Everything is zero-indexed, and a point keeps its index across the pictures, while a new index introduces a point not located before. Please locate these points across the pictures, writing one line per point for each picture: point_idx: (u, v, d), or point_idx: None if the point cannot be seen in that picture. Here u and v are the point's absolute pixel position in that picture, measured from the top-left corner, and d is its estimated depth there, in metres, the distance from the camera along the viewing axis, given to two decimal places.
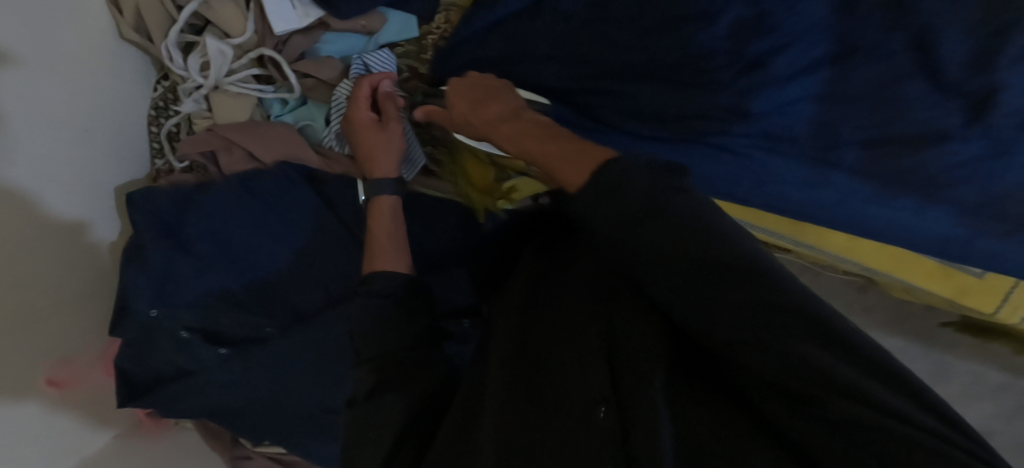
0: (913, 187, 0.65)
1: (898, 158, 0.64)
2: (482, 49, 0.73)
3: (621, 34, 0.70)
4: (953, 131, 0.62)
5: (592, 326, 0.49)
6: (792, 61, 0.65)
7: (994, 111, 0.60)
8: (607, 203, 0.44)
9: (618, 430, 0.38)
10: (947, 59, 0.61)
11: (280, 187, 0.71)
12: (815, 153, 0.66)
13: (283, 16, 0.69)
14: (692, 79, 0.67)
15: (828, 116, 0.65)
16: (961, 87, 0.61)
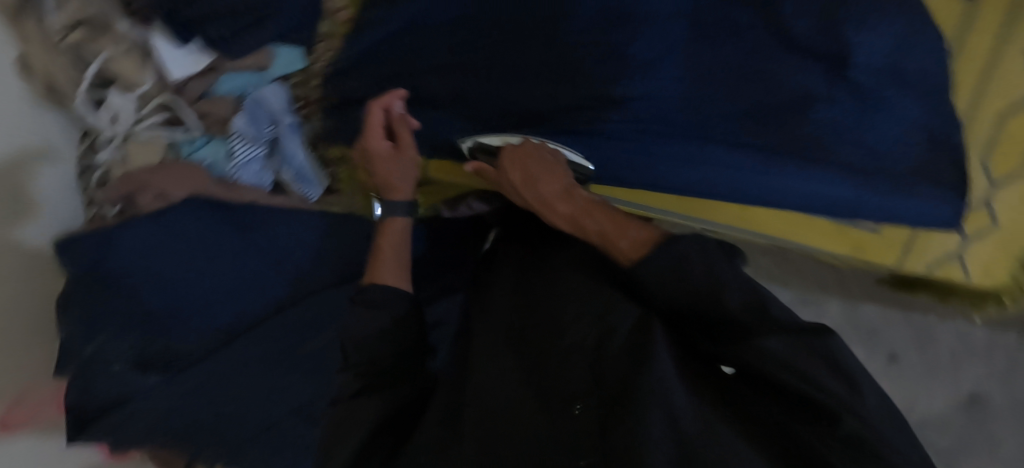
0: (791, 152, 0.73)
1: (772, 124, 0.73)
2: (360, 69, 0.76)
3: (490, 39, 0.75)
4: (818, 92, 0.71)
5: (588, 328, 0.56)
6: (653, 45, 0.71)
7: (850, 69, 0.68)
8: (674, 274, 0.54)
9: (591, 420, 0.48)
10: (795, 26, 0.68)
11: (192, 217, 0.79)
12: (688, 128, 0.75)
13: (177, 63, 0.75)
14: (566, 73, 0.73)
15: (699, 92, 0.73)
16: (814, 49, 0.69)
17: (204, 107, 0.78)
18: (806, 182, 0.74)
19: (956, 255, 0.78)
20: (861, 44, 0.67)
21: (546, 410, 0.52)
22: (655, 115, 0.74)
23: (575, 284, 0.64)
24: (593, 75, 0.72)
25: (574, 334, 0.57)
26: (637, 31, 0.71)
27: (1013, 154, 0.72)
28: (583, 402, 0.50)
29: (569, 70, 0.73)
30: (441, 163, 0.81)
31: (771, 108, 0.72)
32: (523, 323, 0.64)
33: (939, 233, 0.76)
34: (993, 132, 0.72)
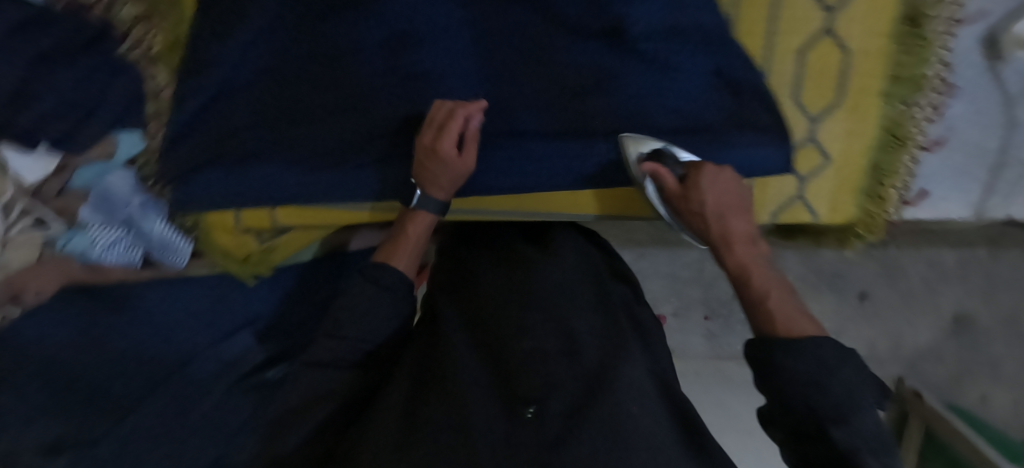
0: (605, 128, 0.73)
1: (579, 105, 0.74)
2: (195, 136, 0.80)
3: (299, 86, 0.78)
4: (613, 66, 0.72)
5: (545, 338, 0.64)
6: (440, 60, 0.74)
7: (629, 38, 0.70)
8: (810, 363, 0.54)
9: (547, 430, 0.54)
10: (567, 13, 0.71)
11: (67, 309, 0.79)
12: (497, 128, 0.75)
13: (27, 168, 0.80)
14: (371, 102, 0.76)
15: (498, 93, 0.75)
16: (593, 29, 0.71)
17: (61, 204, 0.83)
18: (630, 154, 0.74)
19: (801, 198, 0.75)
20: (632, 13, 0.69)
21: (507, 408, 0.57)
22: None
23: (538, 295, 0.71)
24: (394, 100, 0.76)
25: (533, 342, 0.64)
26: (426, 52, 0.74)
27: (826, 86, 0.71)
28: (536, 408, 0.57)
29: (372, 99, 0.76)
30: (287, 208, 0.84)
31: (571, 93, 0.74)
32: (481, 322, 0.70)
33: (774, 180, 0.74)
34: (797, 70, 0.71)
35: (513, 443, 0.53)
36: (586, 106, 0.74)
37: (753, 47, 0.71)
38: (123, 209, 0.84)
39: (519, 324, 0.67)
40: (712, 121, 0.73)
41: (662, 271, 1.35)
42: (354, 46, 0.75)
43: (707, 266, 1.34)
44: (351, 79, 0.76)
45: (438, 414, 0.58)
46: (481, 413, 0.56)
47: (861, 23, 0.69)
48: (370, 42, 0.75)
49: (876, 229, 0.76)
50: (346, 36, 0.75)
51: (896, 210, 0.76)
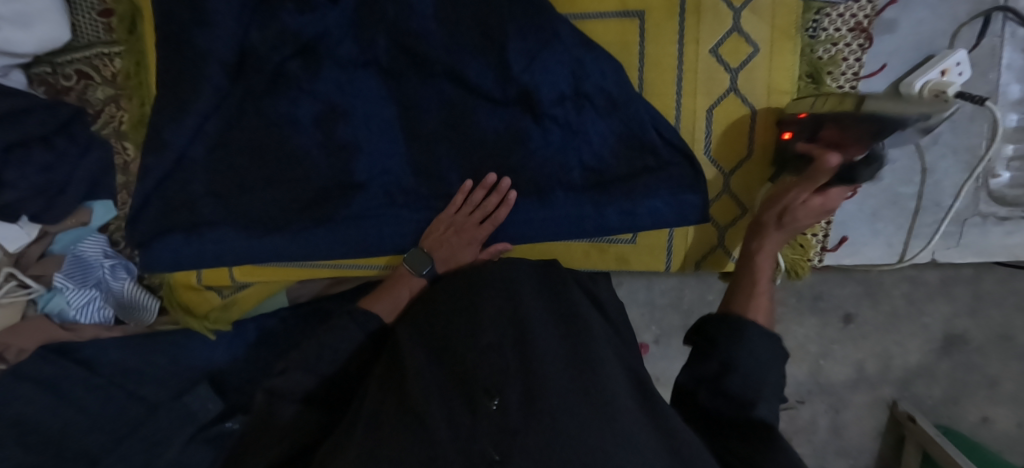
0: (521, 185, 0.79)
1: (499, 163, 0.79)
2: (150, 206, 0.86)
3: (238, 155, 0.83)
4: (528, 128, 0.78)
5: (501, 333, 0.64)
6: (370, 130, 0.81)
7: (540, 103, 0.77)
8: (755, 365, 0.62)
9: (503, 417, 0.52)
10: (477, 84, 0.77)
11: (41, 366, 0.87)
12: (425, 188, 0.82)
13: (12, 237, 0.88)
14: (305, 170, 0.82)
15: (421, 159, 0.81)
16: (505, 96, 0.78)
17: (39, 268, 0.91)
18: (548, 210, 0.79)
19: (721, 247, 0.81)
20: (537, 81, 0.74)
21: (465, 400, 0.55)
22: (395, 185, 0.82)
23: (493, 293, 0.70)
24: (327, 167, 0.82)
25: (489, 335, 0.63)
26: (355, 124, 0.80)
27: (735, 143, 0.77)
28: (499, 397, 0.55)
29: (309, 165, 0.82)
30: (244, 267, 0.90)
31: (486, 154, 0.79)
32: (441, 323, 0.69)
33: (692, 231, 0.80)
34: (707, 127, 0.77)
35: (475, 431, 0.51)
36: (503, 167, 0.79)
37: (661, 105, 0.77)
38: (96, 272, 0.91)
39: (476, 322, 0.66)
40: (620, 174, 0.78)
41: (638, 299, 1.36)
42: (291, 118, 0.81)
43: (683, 292, 1.34)
44: (287, 149, 0.82)
45: (401, 409, 0.57)
46: (445, 407, 0.55)
47: (761, 84, 0.76)
48: (304, 114, 0.81)
49: (801, 275, 0.77)
50: (281, 112, 0.81)
51: (817, 256, 0.78)
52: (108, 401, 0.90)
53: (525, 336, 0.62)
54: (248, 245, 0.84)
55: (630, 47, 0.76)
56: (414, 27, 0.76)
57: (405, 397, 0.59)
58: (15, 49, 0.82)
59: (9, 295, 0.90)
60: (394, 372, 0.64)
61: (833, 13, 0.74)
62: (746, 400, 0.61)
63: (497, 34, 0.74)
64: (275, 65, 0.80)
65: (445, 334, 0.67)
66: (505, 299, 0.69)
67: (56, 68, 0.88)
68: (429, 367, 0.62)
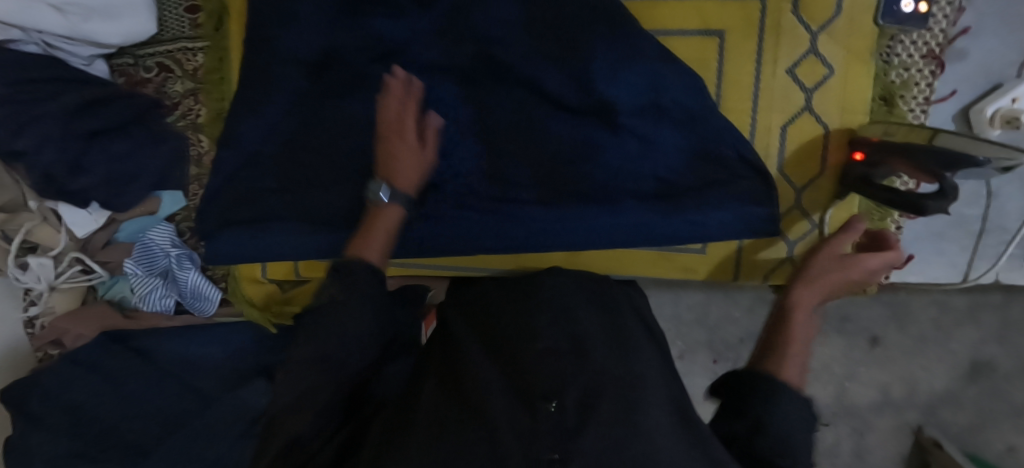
0: (590, 196, 0.80)
1: (570, 173, 0.80)
2: (220, 196, 0.87)
3: (310, 153, 0.84)
4: (601, 139, 0.78)
5: (557, 338, 0.62)
6: (447, 134, 0.82)
7: (619, 115, 0.76)
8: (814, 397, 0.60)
9: (562, 422, 0.50)
10: (555, 94, 0.77)
11: (102, 353, 0.89)
12: (495, 195, 0.81)
13: (80, 223, 0.89)
14: (377, 171, 0.82)
15: (494, 166, 0.81)
16: (580, 107, 0.78)
17: (106, 255, 0.92)
18: (615, 220, 0.80)
19: (789, 261, 0.82)
20: (617, 94, 0.74)
21: (522, 402, 0.54)
22: (466, 190, 0.82)
23: (547, 300, 0.69)
24: None
25: (546, 340, 0.61)
26: None
27: (808, 160, 0.79)
28: (558, 401, 0.53)
29: (383, 165, 0.82)
30: (309, 262, 0.91)
31: (559, 162, 0.80)
32: (494, 327, 0.68)
33: (763, 244, 0.81)
34: (782, 144, 0.79)
35: (534, 433, 0.50)
36: (577, 175, 0.80)
37: (736, 120, 0.79)
38: (162, 261, 0.92)
39: (530, 325, 0.65)
40: (691, 189, 0.79)
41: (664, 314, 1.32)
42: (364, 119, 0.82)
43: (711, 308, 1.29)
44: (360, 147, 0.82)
45: (457, 409, 0.56)
46: (502, 409, 0.53)
47: (836, 105, 0.78)
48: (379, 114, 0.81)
49: (868, 291, 0.81)
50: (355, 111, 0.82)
51: (884, 273, 0.81)
52: (157, 391, 0.89)
53: (579, 341, 0.61)
54: (318, 240, 0.85)
55: (710, 64, 0.79)
56: (496, 35, 0.77)
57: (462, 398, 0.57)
58: (101, 40, 0.84)
59: (71, 280, 0.92)
60: (448, 374, 0.63)
61: (907, 40, 0.76)
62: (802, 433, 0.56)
63: (579, 46, 0.75)
64: (359, 68, 0.81)
65: (498, 338, 0.65)
66: (559, 306, 0.67)
67: (138, 60, 0.90)
68: (482, 367, 0.61)
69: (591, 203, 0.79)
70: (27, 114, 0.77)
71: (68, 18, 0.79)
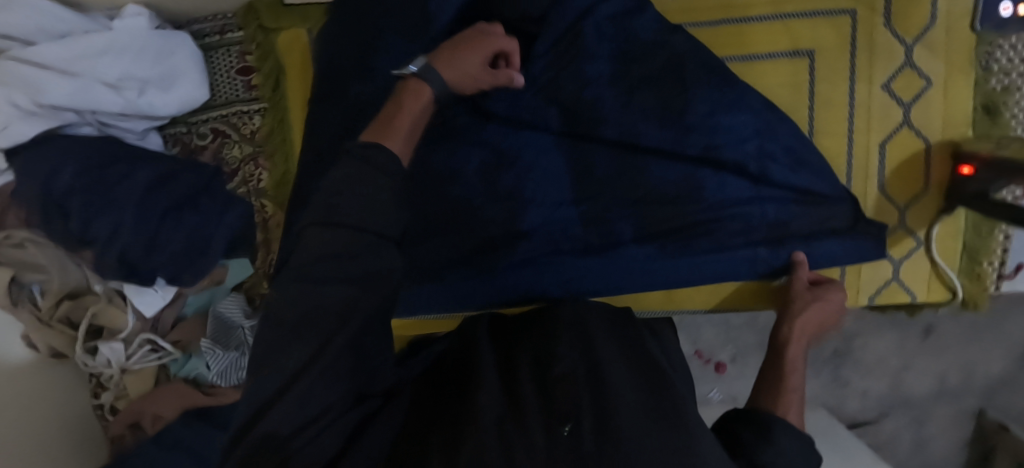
0: (692, 235, 0.75)
1: (668, 212, 0.76)
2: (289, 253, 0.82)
3: None
4: (699, 174, 0.74)
5: (574, 361, 0.61)
6: (538, 180, 0.78)
7: (719, 151, 0.72)
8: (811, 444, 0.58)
9: (577, 445, 0.51)
10: (647, 136, 0.73)
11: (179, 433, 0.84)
12: (595, 238, 0.78)
13: (148, 302, 0.85)
14: (467, 224, 0.79)
15: (588, 211, 0.78)
16: (678, 144, 0.73)
17: (179, 333, 0.88)
18: (724, 255, 0.76)
19: (895, 281, 0.81)
20: (718, 136, 0.72)
21: (545, 424, 0.54)
22: (559, 237, 0.79)
23: (566, 323, 0.68)
24: (487, 220, 0.78)
25: (562, 364, 0.60)
26: (522, 174, 0.78)
27: (912, 178, 0.78)
28: (572, 424, 0.53)
29: (475, 216, 0.78)
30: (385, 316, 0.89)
31: (652, 189, 0.76)
32: (512, 348, 0.67)
33: (867, 266, 0.81)
34: (882, 162, 0.78)
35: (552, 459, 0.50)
36: (677, 206, 0.75)
37: (834, 142, 0.77)
38: (237, 333, 0.89)
39: (549, 350, 0.63)
40: (802, 219, 0.75)
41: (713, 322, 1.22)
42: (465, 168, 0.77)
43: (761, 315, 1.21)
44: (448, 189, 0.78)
45: (470, 422, 0.54)
46: (525, 430, 0.53)
47: (936, 119, 0.76)
48: (459, 162, 0.78)
49: (980, 305, 0.81)
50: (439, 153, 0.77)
51: (994, 284, 0.80)
52: None
53: (598, 365, 0.60)
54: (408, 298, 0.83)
55: (802, 87, 0.76)
56: (583, 71, 0.73)
57: (473, 415, 0.55)
58: (157, 112, 0.80)
59: (142, 361, 0.88)
60: (463, 388, 0.60)
61: (1007, 45, 0.73)
62: None
63: (668, 86, 0.72)
64: (443, 118, 0.77)
65: (511, 360, 0.64)
66: (579, 331, 0.65)
67: (191, 127, 0.86)
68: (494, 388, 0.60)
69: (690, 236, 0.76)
70: (101, 200, 0.75)
71: (124, 94, 0.76)
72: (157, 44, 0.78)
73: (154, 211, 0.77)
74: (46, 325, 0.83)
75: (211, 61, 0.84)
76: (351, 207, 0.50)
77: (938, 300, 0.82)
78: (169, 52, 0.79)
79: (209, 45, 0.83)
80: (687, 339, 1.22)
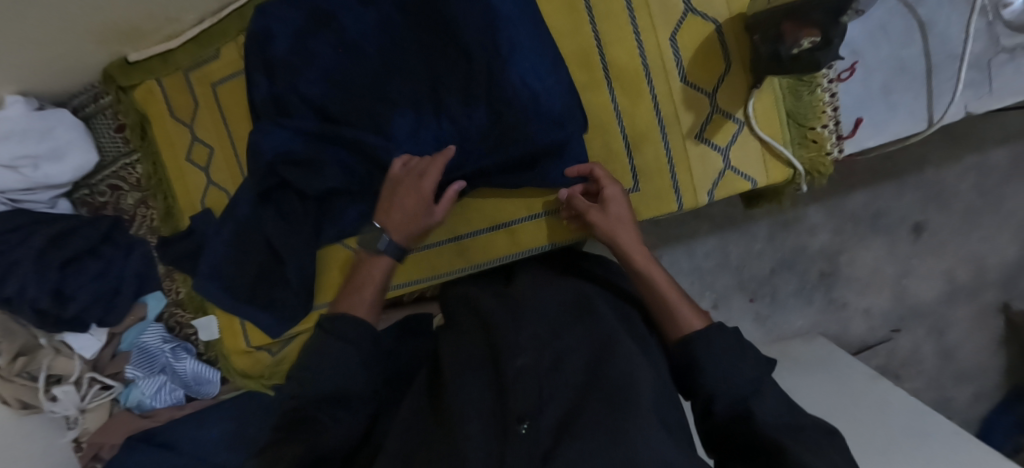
0: (409, 37, 0.81)
1: (322, 18, 0.82)
2: (291, 143, 0.82)
3: (273, 72, 0.82)
4: (374, 36, 0.81)
5: (530, 357, 0.57)
6: (336, 167, 0.82)
7: (406, 11, 0.81)
8: (725, 354, 0.56)
9: (534, 445, 0.49)
10: (274, 33, 0.82)
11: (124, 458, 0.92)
12: (380, 110, 0.81)
13: (85, 344, 0.98)
14: (344, 123, 0.82)
15: (348, 85, 0.81)
16: (401, 61, 0.81)
17: (115, 367, 1.02)
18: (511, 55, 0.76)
19: (729, 170, 0.79)
20: (396, 16, 0.81)
21: (498, 436, 0.51)
22: (348, 124, 0.82)
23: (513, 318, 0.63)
24: (337, 110, 0.81)
25: (522, 355, 0.57)
26: (339, 60, 0.81)
27: (711, 64, 0.77)
28: (530, 419, 0.51)
29: (342, 101, 0.81)
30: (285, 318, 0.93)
31: (397, 44, 0.81)
32: (450, 380, 0.60)
33: (695, 158, 0.79)
34: (676, 55, 0.77)
35: (507, 460, 0.48)
36: (450, 43, 0.79)
37: (625, 53, 0.78)
38: (160, 358, 0.99)
39: (503, 344, 0.60)
40: (536, 12, 0.77)
41: None
42: (255, 150, 0.81)
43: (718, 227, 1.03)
44: (361, 81, 0.81)
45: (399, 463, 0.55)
46: (476, 421, 0.53)
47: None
48: (271, 142, 0.81)
49: (825, 171, 0.78)
50: (291, 81, 0.82)
51: (835, 147, 0.77)
52: None
53: (558, 361, 0.56)
54: (349, 87, 0.81)
55: (576, 6, 0.78)
56: (359, 49, 0.81)
57: (430, 430, 0.57)
58: (55, 180, 0.94)
59: (96, 398, 1.02)
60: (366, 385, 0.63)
61: None
62: (700, 371, 0.57)
63: (392, 23, 0.81)
64: (265, 96, 0.83)
65: (454, 377, 0.60)
66: (543, 345, 0.58)
67: (92, 188, 1.01)
68: (463, 420, 0.53)
69: (446, 21, 0.78)
70: (6, 263, 0.89)
71: (22, 172, 0.90)
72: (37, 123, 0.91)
73: (50, 267, 0.90)
74: (9, 380, 0.95)
75: (95, 127, 0.99)
76: (344, 94, 0.81)
77: (781, 179, 0.79)
78: (51, 129, 0.92)
79: (90, 113, 0.98)
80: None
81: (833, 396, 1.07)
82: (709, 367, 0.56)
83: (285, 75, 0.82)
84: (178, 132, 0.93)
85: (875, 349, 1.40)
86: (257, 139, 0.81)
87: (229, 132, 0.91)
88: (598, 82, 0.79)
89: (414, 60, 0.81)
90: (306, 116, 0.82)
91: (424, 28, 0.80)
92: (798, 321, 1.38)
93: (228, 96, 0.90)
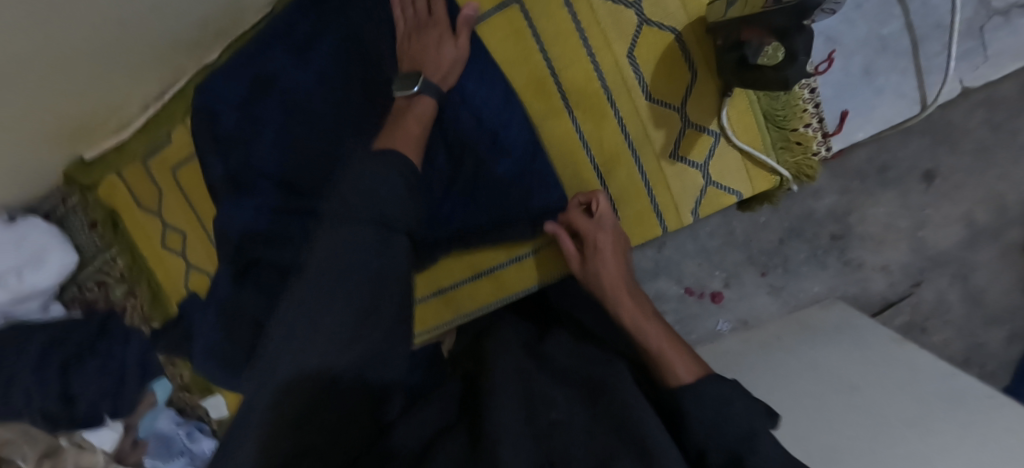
0: (353, 94, 0.78)
1: (264, 87, 0.79)
2: (257, 221, 0.80)
3: (226, 150, 0.80)
4: (319, 97, 0.78)
5: (567, 411, 0.58)
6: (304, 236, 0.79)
7: (346, 68, 0.78)
8: (722, 410, 0.54)
9: None
10: (222, 111, 0.80)
11: None
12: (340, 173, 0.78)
13: None
14: (304, 191, 0.79)
15: (301, 151, 0.79)
16: (351, 118, 0.78)
17: None
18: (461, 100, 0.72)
19: (711, 185, 0.75)
20: (337, 73, 0.78)
21: None
22: (310, 191, 0.79)
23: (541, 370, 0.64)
24: (298, 180, 0.79)
25: (557, 410, 0.58)
26: (292, 129, 0.79)
27: (676, 76, 0.72)
28: None
29: (299, 170, 0.79)
30: None
31: (343, 102, 0.78)
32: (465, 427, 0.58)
33: (673, 177, 0.75)
34: (637, 71, 0.72)
35: None
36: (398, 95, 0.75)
37: (582, 75, 0.73)
38: (178, 442, 1.01)
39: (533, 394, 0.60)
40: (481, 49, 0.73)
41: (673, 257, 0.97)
42: (222, 230, 0.80)
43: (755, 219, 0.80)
44: (315, 146, 0.78)
45: None
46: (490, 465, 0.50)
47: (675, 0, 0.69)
48: (236, 222, 0.79)
49: (813, 174, 0.73)
50: (247, 157, 0.79)
51: (821, 146, 0.73)
52: None
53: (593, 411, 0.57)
54: (303, 155, 0.79)
55: (523, 34, 0.72)
56: (307, 112, 0.79)
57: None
58: (40, 287, 0.94)
59: None
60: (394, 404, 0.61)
61: None
62: (697, 425, 0.54)
63: (335, 82, 0.78)
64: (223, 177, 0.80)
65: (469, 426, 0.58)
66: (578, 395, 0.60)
67: (80, 284, 1.02)
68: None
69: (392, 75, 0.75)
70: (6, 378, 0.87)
71: (7, 285, 0.90)
72: (10, 235, 0.89)
73: (50, 373, 0.89)
74: None
75: (69, 225, 0.99)
76: (299, 162, 0.79)
77: (769, 187, 0.75)
78: (26, 236, 0.91)
79: (60, 213, 0.98)
80: (672, 280, 1.22)
81: (851, 367, 0.87)
82: (708, 425, 0.54)
83: (239, 152, 0.80)
84: (147, 219, 0.93)
85: (899, 306, 1.17)
86: (223, 222, 0.80)
87: (196, 213, 0.89)
88: (560, 111, 0.75)
89: (364, 116, 0.78)
90: (267, 190, 0.80)
91: (366, 82, 0.77)
92: (817, 287, 1.18)
93: (189, 176, 0.88)
